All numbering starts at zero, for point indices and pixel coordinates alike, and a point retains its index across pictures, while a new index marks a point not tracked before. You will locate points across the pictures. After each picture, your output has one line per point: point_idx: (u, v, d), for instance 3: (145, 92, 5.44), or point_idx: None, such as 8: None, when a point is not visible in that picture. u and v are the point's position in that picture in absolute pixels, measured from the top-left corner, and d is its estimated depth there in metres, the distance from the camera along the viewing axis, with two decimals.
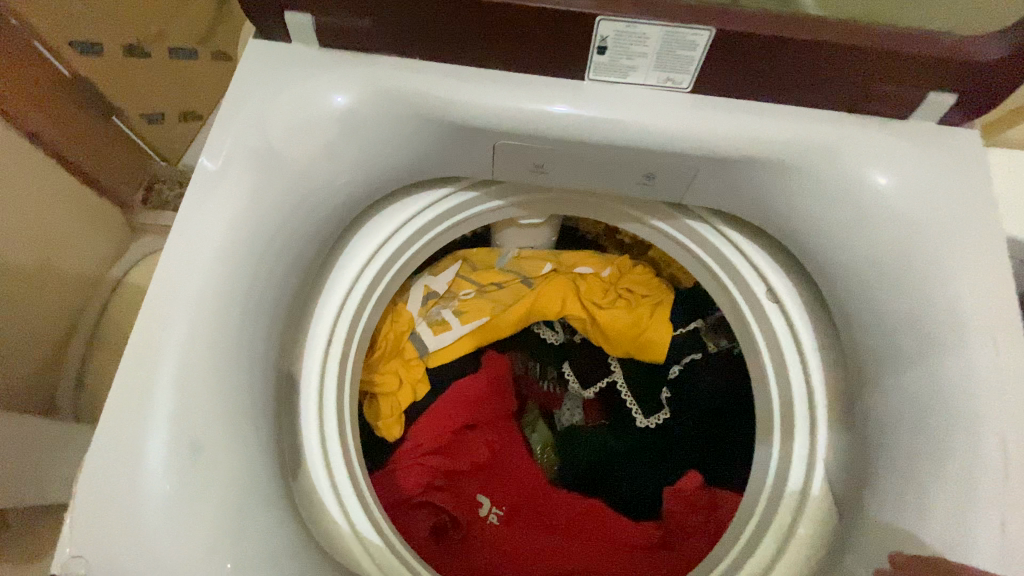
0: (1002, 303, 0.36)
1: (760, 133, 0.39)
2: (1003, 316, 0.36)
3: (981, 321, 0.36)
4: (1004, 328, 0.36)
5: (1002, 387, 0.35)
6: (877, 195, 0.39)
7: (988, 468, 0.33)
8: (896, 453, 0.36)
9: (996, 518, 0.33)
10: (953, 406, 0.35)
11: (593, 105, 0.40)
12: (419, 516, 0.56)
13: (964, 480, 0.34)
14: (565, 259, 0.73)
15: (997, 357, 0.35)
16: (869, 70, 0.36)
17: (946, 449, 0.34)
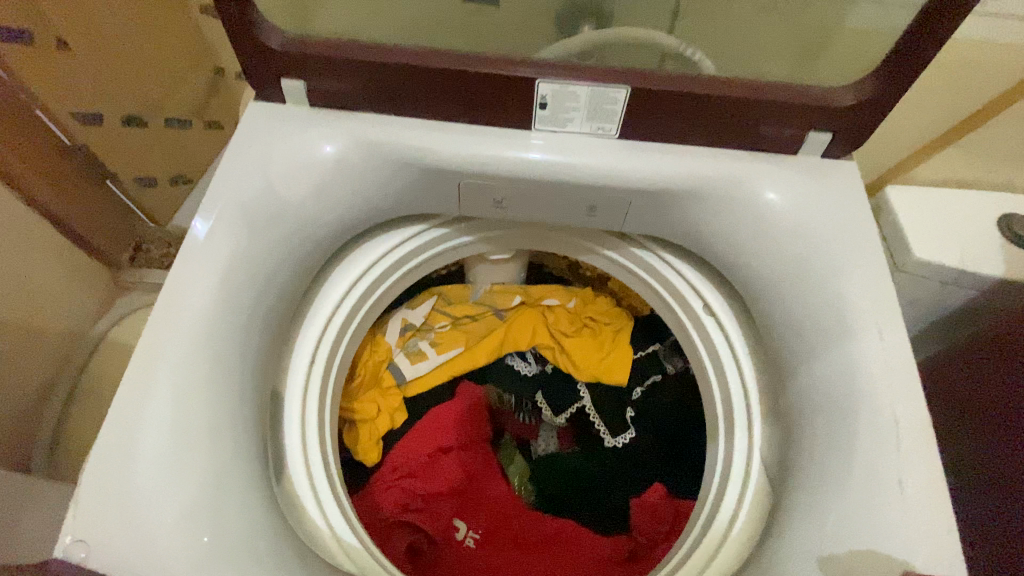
0: (884, 296, 0.43)
1: (676, 170, 0.48)
2: (887, 306, 0.43)
3: (867, 312, 0.43)
4: (889, 317, 0.42)
5: (892, 365, 0.41)
6: (772, 216, 0.47)
7: (885, 434, 0.38)
8: (808, 433, 0.42)
9: (897, 479, 0.37)
10: (850, 384, 0.41)
11: (539, 150, 0.48)
12: (398, 534, 0.58)
13: (864, 450, 0.38)
14: (533, 291, 0.79)
15: (882, 341, 0.41)
16: (756, 115, 0.45)
17: (845, 426, 0.40)
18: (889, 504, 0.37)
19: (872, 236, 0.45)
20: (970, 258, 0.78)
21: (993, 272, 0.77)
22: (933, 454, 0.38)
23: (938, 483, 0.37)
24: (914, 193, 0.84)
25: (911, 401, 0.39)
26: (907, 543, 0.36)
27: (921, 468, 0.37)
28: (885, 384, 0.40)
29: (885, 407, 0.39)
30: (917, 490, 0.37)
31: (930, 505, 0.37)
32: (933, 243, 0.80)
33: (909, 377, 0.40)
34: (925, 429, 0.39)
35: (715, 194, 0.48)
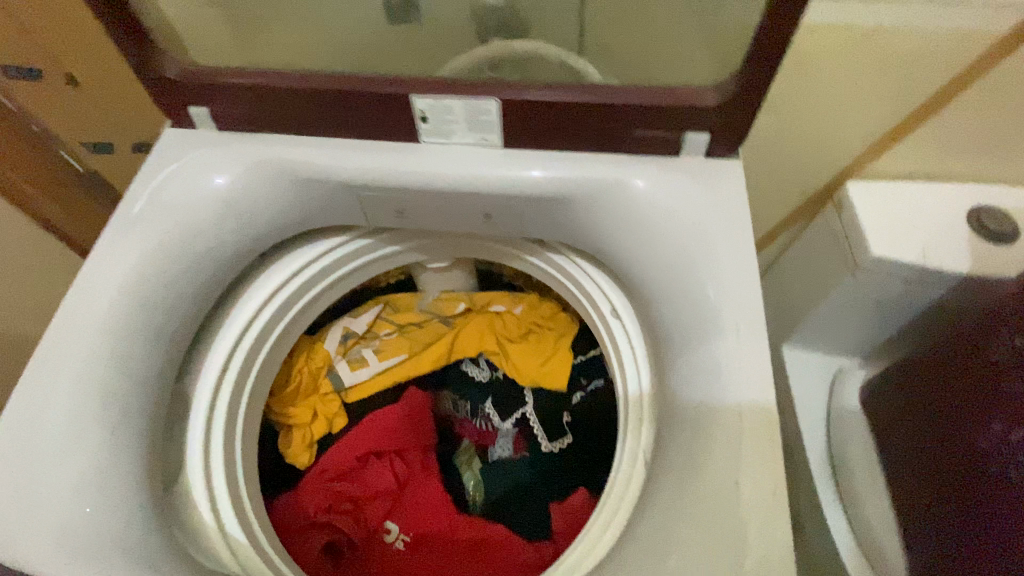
0: (750, 296, 0.43)
1: (558, 177, 0.49)
2: (749, 306, 0.42)
3: (730, 311, 0.42)
4: (751, 316, 0.42)
5: (745, 365, 0.40)
6: (651, 220, 0.48)
7: (728, 436, 0.38)
8: (672, 434, 0.42)
9: (734, 480, 0.37)
10: (711, 383, 0.40)
11: (427, 163, 0.50)
12: (316, 535, 0.61)
13: (712, 451, 0.38)
14: (478, 299, 0.80)
15: (740, 341, 0.41)
16: (625, 120, 0.46)
17: (704, 426, 0.39)
18: (725, 506, 0.36)
19: (742, 235, 0.45)
20: (932, 254, 0.75)
21: (956, 268, 0.74)
22: (774, 456, 0.37)
23: (777, 486, 0.37)
24: (877, 187, 0.81)
25: (760, 401, 0.39)
26: (737, 548, 0.35)
27: (761, 471, 0.37)
28: (737, 385, 0.40)
29: (732, 409, 0.39)
30: (754, 493, 0.36)
31: (766, 509, 0.36)
32: (894, 239, 0.76)
33: (763, 377, 0.40)
34: (770, 430, 0.38)
35: (599, 198, 0.49)
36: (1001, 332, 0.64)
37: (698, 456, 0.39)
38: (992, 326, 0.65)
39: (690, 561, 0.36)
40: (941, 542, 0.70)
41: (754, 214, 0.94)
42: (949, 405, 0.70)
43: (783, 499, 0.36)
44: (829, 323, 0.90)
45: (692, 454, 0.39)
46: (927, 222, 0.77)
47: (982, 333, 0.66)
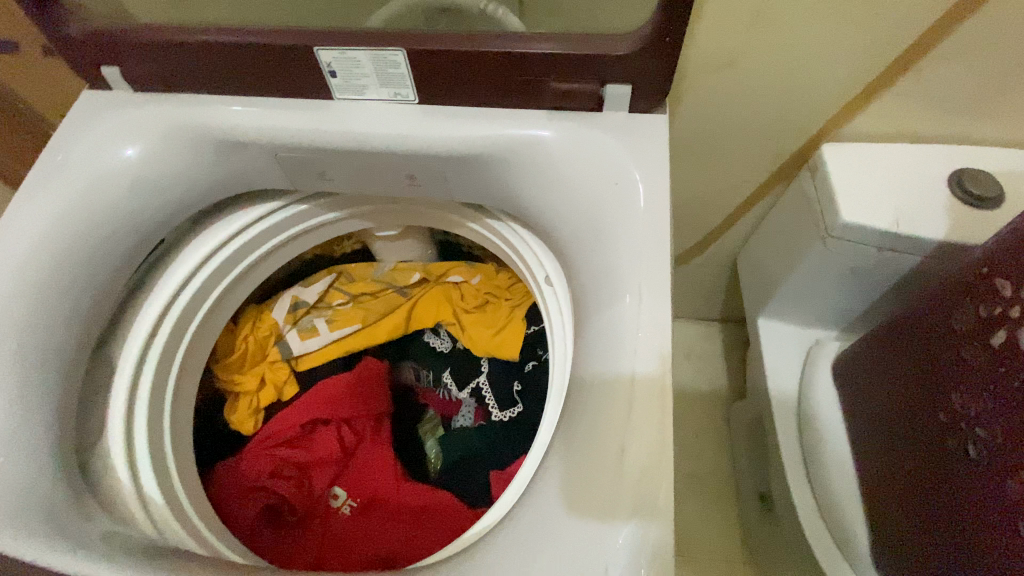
0: (658, 255, 0.41)
1: (476, 133, 0.47)
2: (655, 266, 0.40)
3: (635, 271, 0.40)
4: (657, 278, 0.40)
5: (644, 330, 0.39)
6: (568, 181, 0.46)
7: (617, 402, 0.37)
8: (577, 399, 0.41)
9: (620, 445, 0.36)
10: (615, 347, 0.39)
11: (343, 122, 0.48)
12: (254, 498, 0.62)
13: (602, 415, 0.38)
14: (435, 268, 0.79)
15: (641, 303, 0.39)
16: (538, 72, 0.44)
17: (601, 390, 0.39)
18: (607, 470, 0.36)
19: (659, 194, 0.43)
20: (906, 219, 0.71)
21: (930, 234, 0.69)
22: (663, 422, 0.36)
23: (663, 453, 0.35)
24: (852, 150, 0.76)
25: (653, 366, 0.37)
26: (617, 515, 0.34)
27: (648, 437, 0.36)
28: (632, 350, 0.38)
29: (624, 374, 0.38)
30: (638, 459, 0.35)
31: (651, 476, 0.35)
32: (866, 203, 0.72)
33: (662, 342, 0.38)
34: (663, 396, 0.37)
35: (518, 157, 0.47)
36: (962, 298, 0.58)
37: (592, 424, 0.38)
38: (954, 291, 0.59)
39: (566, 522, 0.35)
40: (899, 518, 0.68)
41: (728, 181, 0.90)
42: (909, 373, 0.66)
43: (668, 466, 0.35)
44: (804, 294, 0.87)
45: (580, 419, 0.39)
46: (904, 185, 0.73)
47: (943, 300, 0.61)
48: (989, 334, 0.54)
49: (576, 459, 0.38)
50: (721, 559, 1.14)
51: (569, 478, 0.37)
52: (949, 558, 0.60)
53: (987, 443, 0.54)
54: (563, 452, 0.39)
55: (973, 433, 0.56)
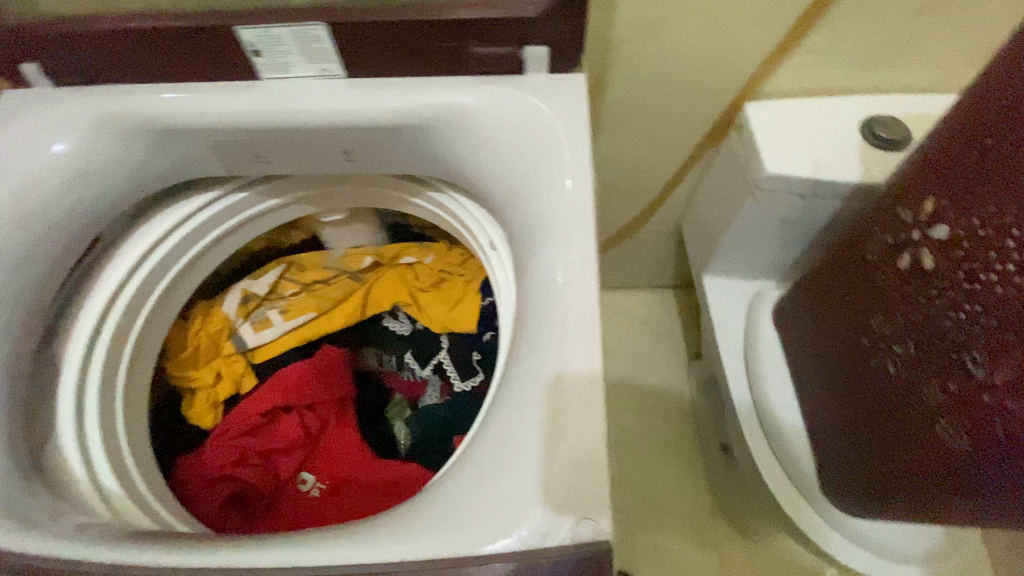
0: (582, 202, 0.44)
1: (404, 103, 0.49)
2: (579, 212, 0.43)
3: (561, 219, 0.43)
4: (582, 222, 0.43)
5: (573, 270, 0.41)
6: (495, 143, 0.48)
7: (551, 338, 0.40)
8: (517, 341, 0.43)
9: (554, 374, 0.39)
10: (552, 287, 0.41)
11: (273, 101, 0.49)
12: (218, 487, 0.62)
13: (532, 351, 0.41)
14: (387, 251, 0.79)
15: (568, 247, 0.42)
16: (459, 38, 0.46)
17: (534, 329, 0.41)
18: (542, 396, 0.38)
19: (583, 147, 0.46)
20: (824, 166, 0.76)
21: (846, 178, 0.75)
22: (593, 350, 0.39)
23: (596, 377, 0.38)
24: (774, 106, 0.81)
25: (583, 302, 0.40)
26: (558, 437, 0.37)
27: (580, 364, 0.38)
28: (562, 290, 0.41)
29: (557, 310, 0.40)
30: (573, 384, 0.38)
31: (586, 400, 0.37)
32: (787, 155, 0.77)
33: (591, 279, 0.41)
34: (592, 327, 0.40)
35: (446, 122, 0.49)
36: (872, 230, 0.62)
37: (531, 360, 0.40)
38: (866, 225, 0.63)
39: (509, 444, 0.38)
40: (834, 442, 0.73)
41: (664, 147, 0.94)
42: (833, 306, 0.70)
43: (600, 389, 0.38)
44: (743, 248, 0.92)
45: (516, 356, 0.42)
46: (822, 134, 0.78)
47: (857, 235, 0.65)
48: (896, 259, 0.58)
49: (511, 390, 0.40)
50: (691, 510, 1.20)
51: (509, 405, 0.40)
52: (879, 470, 0.65)
53: (903, 359, 0.58)
54: (504, 385, 0.41)
55: (888, 352, 0.60)
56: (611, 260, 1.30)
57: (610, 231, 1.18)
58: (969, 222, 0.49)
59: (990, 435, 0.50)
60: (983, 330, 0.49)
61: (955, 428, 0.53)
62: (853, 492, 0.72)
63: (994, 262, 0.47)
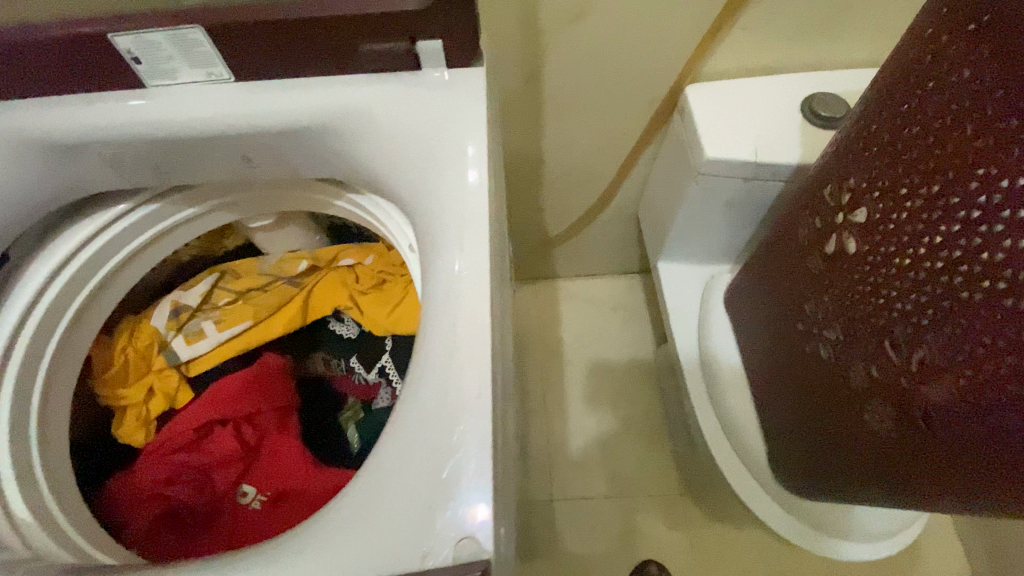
0: (477, 206, 0.42)
1: (296, 106, 0.47)
2: (474, 217, 0.42)
3: (457, 225, 0.42)
4: (475, 227, 0.42)
5: (465, 276, 0.40)
6: (391, 145, 0.46)
7: (441, 348, 0.38)
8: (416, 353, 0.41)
9: (443, 390, 0.37)
10: (445, 290, 0.40)
11: (160, 111, 0.47)
12: (150, 506, 0.61)
13: (423, 364, 0.39)
14: (324, 254, 0.76)
15: (462, 254, 0.41)
16: (345, 36, 0.43)
17: (425, 340, 0.40)
18: (426, 411, 0.37)
19: (484, 146, 0.44)
20: (764, 148, 0.74)
21: (785, 160, 0.73)
22: (484, 361, 0.37)
23: (484, 389, 0.36)
24: (713, 88, 0.79)
25: (474, 310, 0.39)
26: (442, 454, 0.35)
27: (471, 376, 0.37)
28: (455, 297, 0.40)
29: (448, 319, 0.39)
30: (464, 398, 0.36)
31: (472, 413, 0.36)
32: (726, 138, 0.76)
33: (482, 283, 0.40)
34: (484, 337, 0.38)
35: (341, 124, 0.47)
36: (803, 213, 0.61)
37: (427, 375, 0.38)
38: (798, 207, 0.62)
39: (392, 464, 0.36)
40: (776, 426, 0.73)
41: (611, 133, 0.92)
42: (771, 290, 0.69)
43: (487, 401, 0.36)
44: (693, 233, 0.91)
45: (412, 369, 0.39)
46: (762, 115, 0.76)
47: (792, 217, 0.64)
48: (824, 242, 0.57)
49: (403, 405, 0.39)
50: (660, 492, 1.21)
51: (402, 422, 0.37)
52: (814, 454, 0.65)
53: (831, 344, 0.58)
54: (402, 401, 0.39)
55: (820, 336, 0.60)
56: (574, 248, 1.29)
57: (569, 219, 1.16)
58: (885, 205, 0.48)
59: (908, 421, 0.49)
60: (900, 314, 0.48)
61: (881, 413, 0.52)
62: (796, 475, 0.71)
63: (908, 246, 0.46)
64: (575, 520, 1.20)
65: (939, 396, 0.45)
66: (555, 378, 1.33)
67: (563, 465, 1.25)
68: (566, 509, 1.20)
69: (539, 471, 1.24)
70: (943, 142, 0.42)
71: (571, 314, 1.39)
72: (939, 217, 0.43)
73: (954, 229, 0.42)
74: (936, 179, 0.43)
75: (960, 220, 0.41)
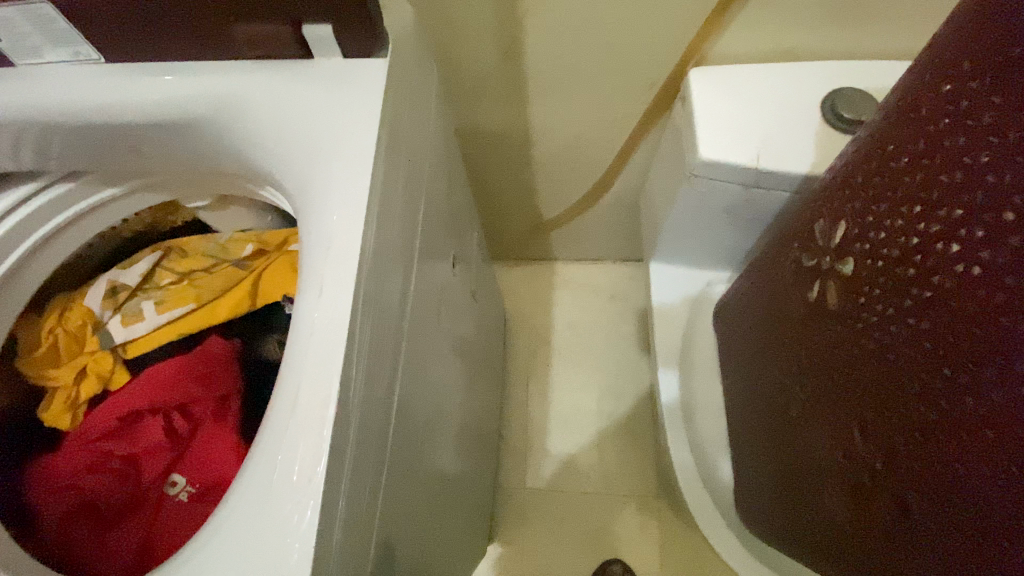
0: (354, 234, 0.35)
1: (170, 94, 0.41)
2: (344, 248, 0.35)
3: (322, 256, 0.35)
4: (341, 266, 0.35)
5: (318, 328, 0.34)
6: (273, 146, 0.40)
7: (280, 410, 0.33)
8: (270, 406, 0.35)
9: (276, 461, 0.32)
10: (300, 336, 0.34)
11: (29, 93, 0.42)
12: (67, 494, 0.60)
13: (265, 423, 0.34)
14: (272, 236, 0.68)
15: (320, 299, 0.34)
16: (219, 15, 0.37)
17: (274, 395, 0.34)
18: (254, 482, 0.32)
19: (375, 159, 0.38)
20: (768, 153, 0.63)
21: (790, 169, 0.63)
22: (321, 434, 0.32)
23: (314, 473, 0.31)
24: (720, 73, 0.67)
25: (320, 372, 0.33)
26: (263, 539, 0.31)
27: (303, 453, 0.32)
28: (302, 351, 0.34)
29: (291, 380, 0.33)
30: (289, 476, 0.31)
31: (295, 495, 0.31)
32: (725, 136, 0.65)
33: (339, 332, 0.33)
34: (328, 404, 0.32)
35: (220, 118, 0.41)
36: (793, 245, 0.52)
37: (267, 437, 0.33)
38: (792, 236, 0.52)
39: (215, 531, 0.32)
40: (745, 469, 0.66)
41: (603, 116, 0.82)
42: (752, 321, 0.61)
43: (317, 486, 0.31)
44: (688, 237, 0.80)
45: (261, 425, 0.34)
46: (770, 111, 0.65)
47: (785, 245, 0.54)
48: (809, 286, 0.48)
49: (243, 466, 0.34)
50: (637, 494, 1.17)
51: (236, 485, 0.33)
52: (779, 510, 0.58)
53: (803, 401, 0.50)
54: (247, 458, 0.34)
55: (794, 392, 0.52)
56: (571, 232, 1.20)
57: (564, 205, 1.07)
58: (874, 262, 0.39)
59: (876, 513, 0.42)
60: (875, 398, 0.40)
61: (847, 494, 0.46)
62: (759, 520, 0.66)
63: (889, 321, 0.38)
64: (546, 511, 1.17)
65: (911, 500, 0.38)
66: (541, 365, 1.28)
67: (541, 456, 1.21)
68: (537, 499, 1.18)
69: (514, 458, 1.21)
70: (946, 206, 0.32)
71: (564, 299, 1.32)
72: (928, 298, 0.34)
73: (942, 319, 0.33)
74: (933, 249, 0.33)
75: (950, 309, 0.32)
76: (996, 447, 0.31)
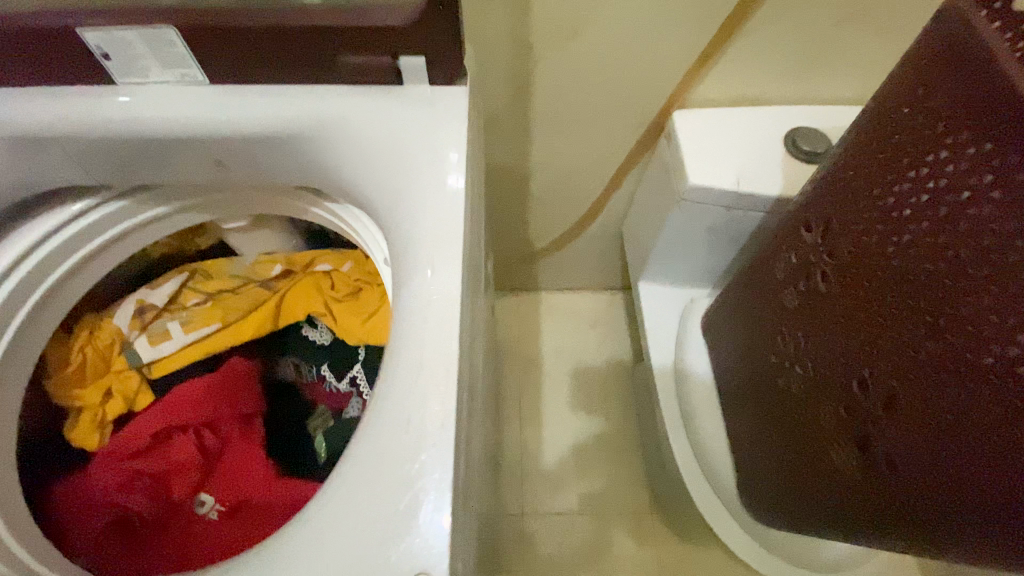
0: (455, 228, 0.43)
1: (268, 112, 0.46)
2: (448, 237, 0.43)
3: (430, 244, 0.43)
4: (449, 248, 0.43)
5: (433, 301, 0.41)
6: (362, 156, 0.47)
7: (408, 368, 0.40)
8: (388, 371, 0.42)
9: (408, 412, 0.39)
10: (417, 307, 0.41)
11: (131, 109, 0.46)
12: (100, 511, 0.60)
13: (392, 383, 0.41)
14: (298, 256, 0.69)
15: (432, 276, 0.42)
16: (327, 45, 0.44)
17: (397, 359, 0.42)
18: (388, 428, 0.39)
19: (461, 168, 0.45)
20: (746, 178, 0.75)
21: (765, 191, 0.74)
22: (447, 387, 0.39)
23: (446, 417, 0.39)
24: (699, 116, 0.80)
25: (441, 334, 0.40)
26: (400, 474, 0.38)
27: (435, 403, 0.39)
28: (422, 320, 0.41)
29: (415, 345, 0.40)
30: (422, 421, 0.39)
31: (429, 436, 0.38)
32: (708, 165, 0.76)
33: (453, 302, 0.41)
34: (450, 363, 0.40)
35: (311, 133, 0.47)
36: (780, 248, 0.61)
37: (395, 393, 0.40)
38: (775, 241, 0.62)
39: (360, 469, 0.39)
40: (745, 455, 0.73)
41: (598, 152, 0.92)
42: (745, 318, 0.70)
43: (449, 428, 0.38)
44: (674, 256, 0.90)
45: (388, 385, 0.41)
46: (744, 145, 0.77)
47: (768, 252, 0.64)
48: (798, 277, 0.58)
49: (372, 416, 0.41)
50: (631, 509, 1.21)
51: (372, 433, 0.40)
52: (781, 484, 0.66)
53: (801, 377, 0.59)
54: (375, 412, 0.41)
55: (792, 371, 0.60)
56: (558, 261, 1.29)
57: (553, 234, 1.16)
58: (858, 246, 0.49)
59: (875, 459, 0.50)
60: (870, 357, 0.49)
61: (850, 451, 0.53)
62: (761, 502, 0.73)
63: (876, 291, 0.47)
64: (544, 531, 1.18)
65: (906, 437, 0.47)
66: (533, 389, 1.33)
67: (536, 476, 1.24)
68: (535, 520, 1.19)
69: (511, 482, 1.23)
70: (916, 194, 0.43)
71: (550, 325, 1.39)
72: (908, 265, 0.44)
73: (920, 281, 0.43)
74: (908, 227, 0.43)
75: (927, 271, 0.42)
76: (974, 372, 0.40)
